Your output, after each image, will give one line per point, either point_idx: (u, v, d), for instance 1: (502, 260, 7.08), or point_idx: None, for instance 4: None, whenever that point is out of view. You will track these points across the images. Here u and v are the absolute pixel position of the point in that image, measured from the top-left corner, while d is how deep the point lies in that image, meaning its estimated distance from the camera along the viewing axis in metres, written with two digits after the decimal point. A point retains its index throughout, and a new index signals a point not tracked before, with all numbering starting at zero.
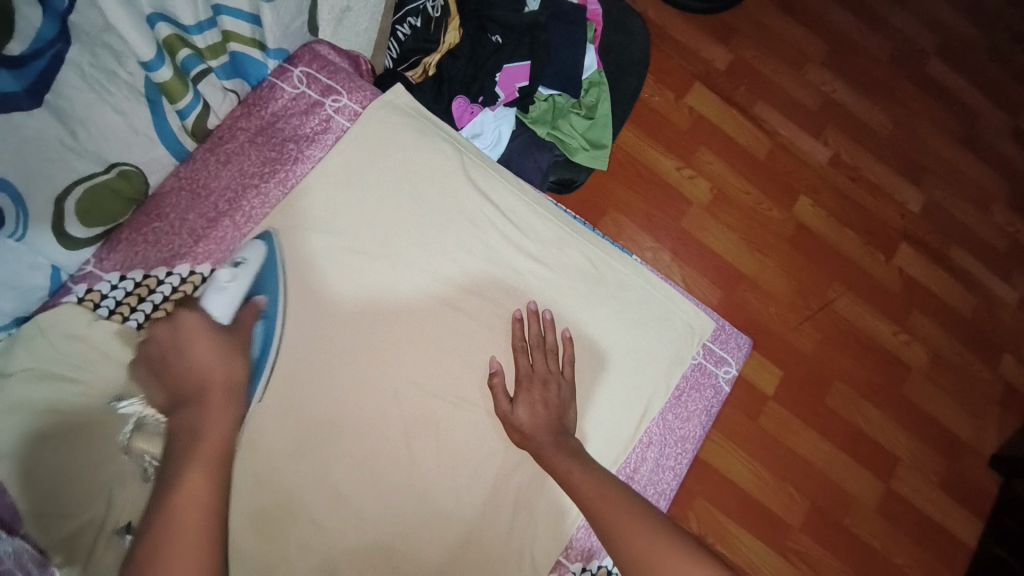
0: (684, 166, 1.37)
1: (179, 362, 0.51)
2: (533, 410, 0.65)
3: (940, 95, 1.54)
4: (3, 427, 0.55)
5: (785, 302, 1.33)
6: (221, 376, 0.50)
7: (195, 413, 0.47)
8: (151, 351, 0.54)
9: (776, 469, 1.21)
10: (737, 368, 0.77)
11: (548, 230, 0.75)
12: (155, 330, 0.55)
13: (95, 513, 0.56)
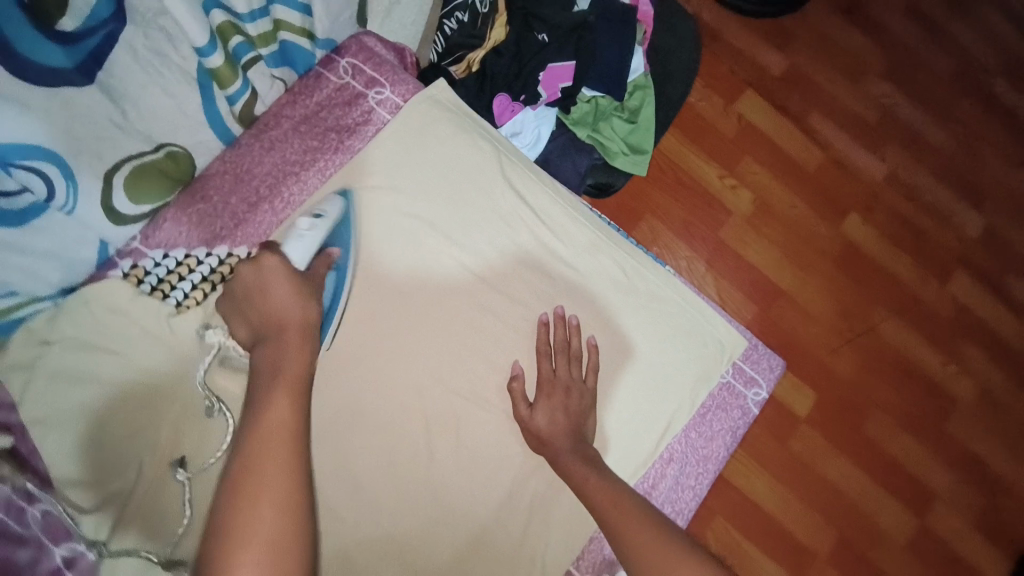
0: (727, 175, 1.33)
1: (263, 302, 0.56)
2: (552, 417, 0.64)
3: (1012, 115, 1.45)
4: (48, 394, 0.58)
5: (824, 324, 1.27)
6: (299, 317, 0.55)
7: (273, 352, 0.52)
8: (235, 289, 0.59)
9: (803, 496, 1.17)
10: (767, 391, 0.75)
11: (582, 237, 0.73)
12: (241, 270, 0.59)
13: (143, 461, 0.60)
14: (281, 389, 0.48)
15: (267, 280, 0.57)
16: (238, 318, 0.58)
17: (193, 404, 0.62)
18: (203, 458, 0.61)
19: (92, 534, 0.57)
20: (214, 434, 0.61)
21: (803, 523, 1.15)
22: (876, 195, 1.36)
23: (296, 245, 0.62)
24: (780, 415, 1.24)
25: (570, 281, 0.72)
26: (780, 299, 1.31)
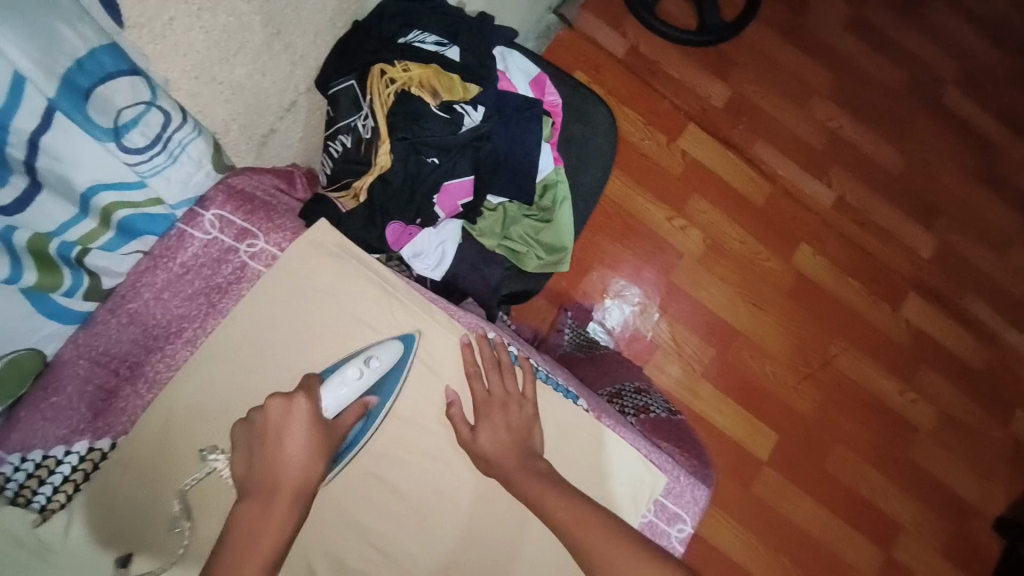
0: (674, 216, 1.52)
1: (273, 455, 0.55)
2: (495, 436, 0.66)
3: (962, 131, 1.66)
4: None
5: (784, 362, 1.49)
6: (295, 477, 0.55)
7: (257, 513, 0.53)
8: (257, 425, 0.57)
9: (773, 540, 1.41)
10: (691, 526, 0.71)
11: (495, 391, 0.67)
12: (268, 404, 0.58)
13: None
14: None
15: (286, 428, 0.56)
16: (240, 454, 0.57)
17: (155, 518, 0.61)
18: (152, 568, 0.60)
19: None
20: (167, 545, 0.61)
21: (752, 539, 1.40)
22: (828, 225, 1.57)
23: (332, 391, 0.60)
24: (745, 457, 1.44)
25: (473, 444, 0.66)
26: (738, 338, 1.49)
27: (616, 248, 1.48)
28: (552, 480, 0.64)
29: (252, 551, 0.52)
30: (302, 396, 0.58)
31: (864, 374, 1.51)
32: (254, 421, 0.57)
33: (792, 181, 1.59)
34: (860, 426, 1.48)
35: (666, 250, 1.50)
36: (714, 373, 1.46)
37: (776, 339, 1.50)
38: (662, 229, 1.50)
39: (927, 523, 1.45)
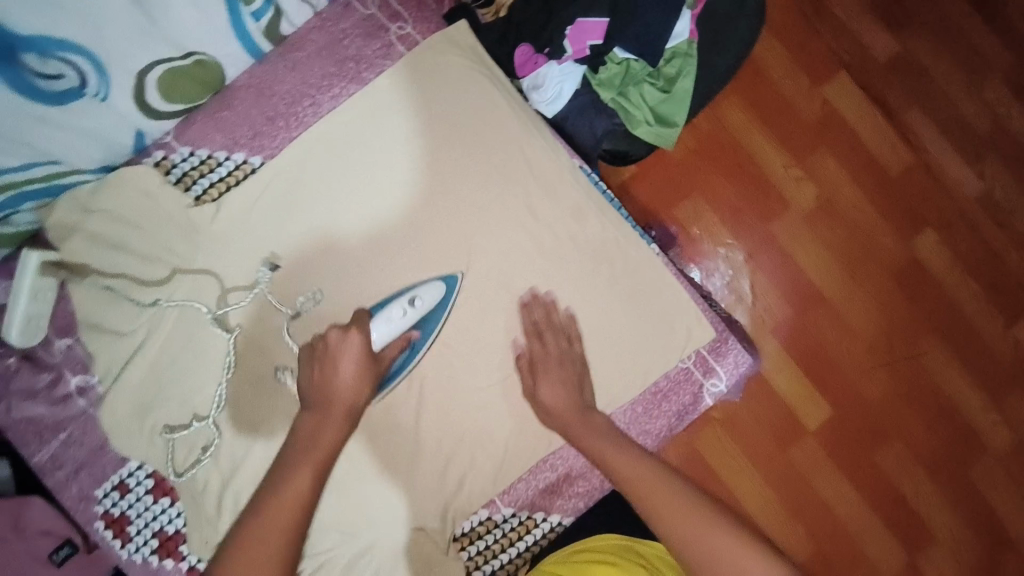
0: (794, 165, 1.45)
1: (332, 372, 0.65)
2: (556, 390, 0.70)
3: None
4: (99, 222, 0.72)
5: (863, 342, 1.45)
6: (348, 396, 0.64)
7: (317, 419, 0.63)
8: (319, 349, 0.66)
9: (792, 507, 1.42)
10: (725, 387, 0.74)
11: (551, 349, 0.71)
12: (328, 332, 0.67)
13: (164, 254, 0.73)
14: (309, 458, 0.60)
15: (347, 352, 0.65)
16: (307, 366, 0.66)
17: (264, 198, 0.73)
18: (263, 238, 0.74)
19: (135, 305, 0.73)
20: (276, 222, 0.74)
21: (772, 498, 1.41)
22: (962, 217, 1.47)
23: (382, 321, 0.68)
24: (788, 424, 1.44)
25: (535, 397, 0.71)
26: (819, 305, 1.45)
27: (718, 182, 1.44)
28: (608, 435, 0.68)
29: (324, 441, 0.62)
30: (354, 329, 0.66)
31: (950, 379, 1.45)
32: (317, 345, 0.67)
33: (937, 159, 1.48)
34: (926, 428, 1.44)
35: (776, 199, 1.44)
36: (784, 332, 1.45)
37: (863, 318, 1.45)
38: (775, 176, 1.44)
39: (967, 543, 1.42)
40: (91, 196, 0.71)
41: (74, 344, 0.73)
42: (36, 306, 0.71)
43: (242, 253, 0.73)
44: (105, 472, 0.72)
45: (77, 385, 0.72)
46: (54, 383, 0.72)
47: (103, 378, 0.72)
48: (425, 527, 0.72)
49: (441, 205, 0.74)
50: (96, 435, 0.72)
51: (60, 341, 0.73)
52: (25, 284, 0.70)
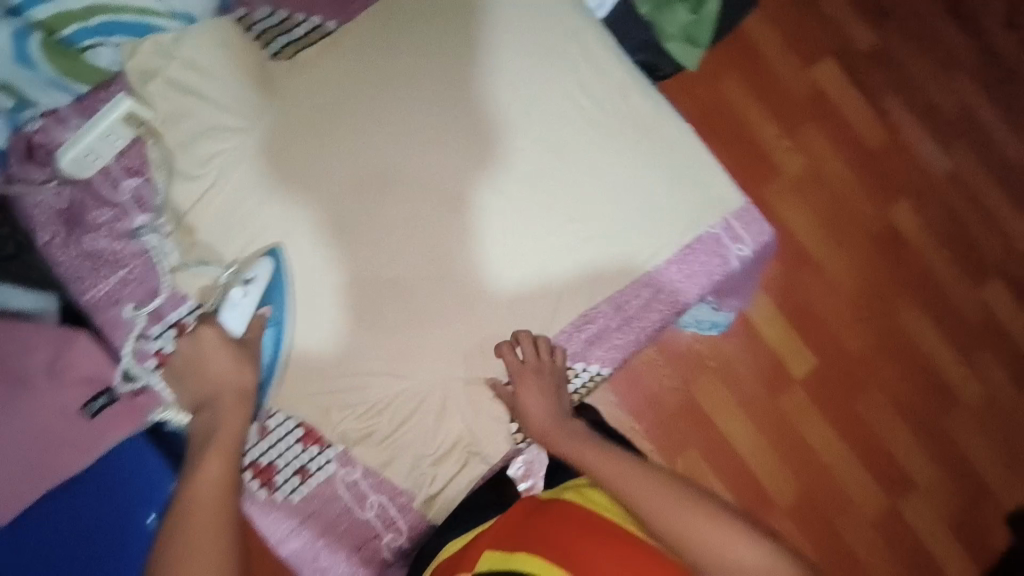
0: (784, 136, 1.57)
1: (206, 374, 0.69)
2: (538, 396, 0.77)
3: None
4: (177, 69, 0.75)
5: (846, 300, 1.55)
6: (229, 383, 0.68)
7: (210, 417, 0.66)
8: (178, 362, 0.71)
9: (782, 454, 1.48)
10: (750, 251, 0.84)
11: (525, 361, 0.77)
12: (181, 344, 0.72)
13: (237, 101, 0.75)
14: (218, 454, 0.62)
15: (205, 349, 0.70)
16: (179, 383, 0.71)
17: (338, 56, 0.79)
18: (334, 92, 0.77)
19: (203, 149, 0.74)
20: (347, 79, 0.78)
21: (763, 445, 1.48)
22: (933, 191, 1.61)
23: (229, 314, 0.73)
24: (779, 373, 1.51)
25: (518, 407, 0.78)
26: (807, 264, 1.55)
27: (718, 146, 1.54)
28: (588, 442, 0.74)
29: (221, 437, 0.63)
30: (200, 326, 0.71)
31: (923, 337, 1.56)
32: (178, 357, 0.72)
33: (910, 139, 1.62)
34: (904, 382, 1.54)
35: (768, 164, 1.56)
36: (776, 289, 1.54)
37: (846, 277, 1.56)
38: (768, 144, 1.56)
39: (944, 492, 1.50)
40: (172, 45, 0.75)
41: (140, 185, 0.77)
42: (101, 145, 0.76)
43: (313, 104, 0.77)
44: (163, 310, 0.75)
45: (141, 223, 0.77)
46: (118, 218, 0.77)
47: (168, 217, 0.75)
48: (476, 375, 0.78)
49: (504, 73, 0.80)
50: (159, 273, 0.75)
51: (126, 181, 0.77)
52: (106, 121, 0.75)
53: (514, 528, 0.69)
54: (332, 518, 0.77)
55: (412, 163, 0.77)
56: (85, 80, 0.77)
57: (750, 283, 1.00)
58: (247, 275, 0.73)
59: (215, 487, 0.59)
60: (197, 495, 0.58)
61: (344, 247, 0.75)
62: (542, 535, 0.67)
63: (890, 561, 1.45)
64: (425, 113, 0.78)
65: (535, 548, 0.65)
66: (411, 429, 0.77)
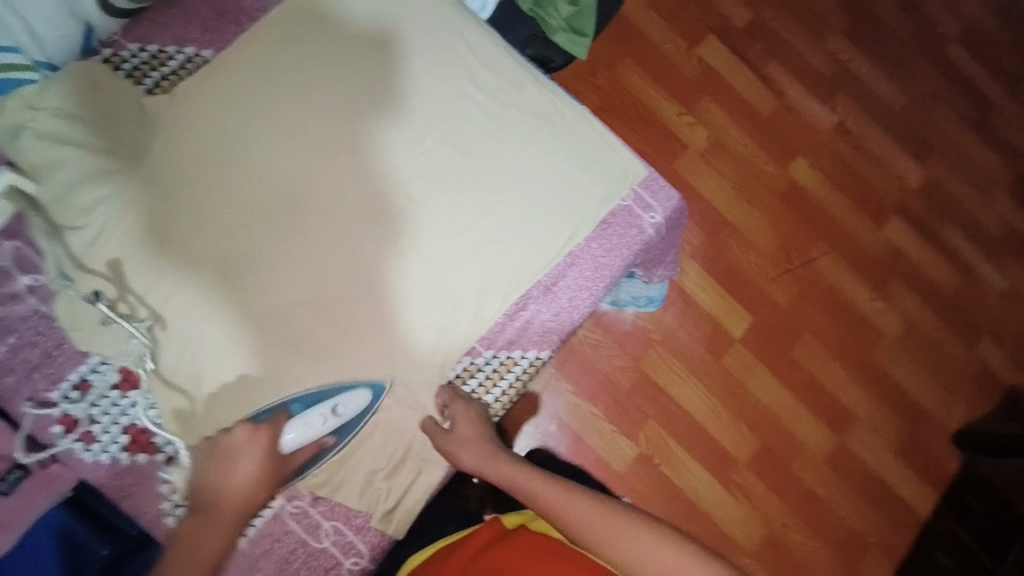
0: (685, 113, 1.66)
1: (232, 474, 0.68)
2: (479, 451, 0.76)
3: (957, 84, 1.84)
4: (47, 120, 0.72)
5: (766, 256, 1.65)
6: (247, 499, 0.68)
7: (204, 526, 0.67)
8: (221, 446, 0.69)
9: (734, 410, 1.55)
10: (661, 217, 0.88)
11: (455, 412, 0.77)
12: (234, 429, 0.69)
13: (122, 145, 0.74)
14: (191, 568, 0.64)
15: (248, 451, 0.69)
16: (203, 463, 0.69)
17: (221, 83, 0.78)
18: (224, 120, 0.76)
19: (89, 198, 0.72)
20: (236, 106, 0.77)
21: (715, 405, 1.54)
22: (825, 144, 1.75)
23: (299, 428, 0.71)
24: (719, 335, 1.58)
25: (452, 452, 0.75)
26: (726, 229, 1.64)
27: (626, 130, 1.61)
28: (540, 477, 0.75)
29: (204, 553, 0.66)
30: (266, 429, 0.70)
31: (840, 278, 1.68)
32: (218, 441, 0.69)
33: (797, 100, 1.75)
34: (831, 323, 1.65)
35: (674, 141, 1.64)
36: (702, 257, 1.61)
37: (763, 236, 1.66)
38: (671, 122, 1.64)
39: (883, 418, 1.61)
40: (37, 97, 0.73)
41: (20, 245, 0.73)
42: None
43: (203, 135, 0.76)
44: (62, 372, 0.71)
45: (27, 284, 0.72)
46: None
47: (51, 274, 0.72)
48: (417, 385, 0.77)
49: (395, 79, 0.82)
50: (54, 333, 0.71)
51: (5, 243, 0.73)
52: None
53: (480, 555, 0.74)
54: (286, 555, 0.74)
55: (312, 181, 0.77)
56: None
57: (670, 250, 1.05)
58: (337, 407, 0.73)
59: None
60: None
61: (258, 275, 0.74)
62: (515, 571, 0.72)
63: (847, 492, 1.54)
64: (319, 130, 0.78)
65: None
66: (358, 457, 0.75)
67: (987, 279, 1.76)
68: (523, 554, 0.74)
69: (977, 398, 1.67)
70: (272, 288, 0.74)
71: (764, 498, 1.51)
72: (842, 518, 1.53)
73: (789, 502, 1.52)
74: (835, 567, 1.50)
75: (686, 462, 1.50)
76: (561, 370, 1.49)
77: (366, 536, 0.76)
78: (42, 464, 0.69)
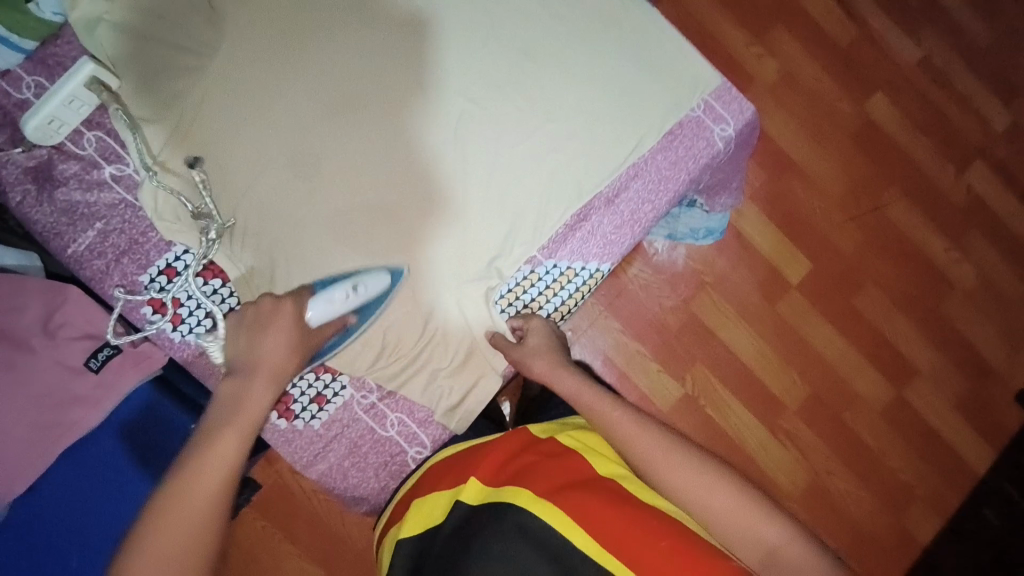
0: (754, 44, 1.55)
1: (260, 342, 0.66)
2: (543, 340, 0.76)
3: None
4: (127, 16, 0.76)
5: (833, 200, 1.54)
6: (272, 363, 0.65)
7: (242, 385, 0.63)
8: (250, 313, 0.68)
9: (788, 357, 1.48)
10: (733, 131, 0.83)
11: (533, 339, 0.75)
12: (261, 300, 0.69)
13: (190, 40, 0.75)
14: (238, 425, 0.60)
15: (272, 319, 0.67)
16: (232, 332, 0.68)
17: None
18: (288, 16, 0.76)
19: (165, 92, 0.75)
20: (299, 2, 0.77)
21: (767, 351, 1.47)
22: (907, 80, 1.60)
23: (319, 305, 0.69)
24: (777, 280, 1.50)
25: (525, 356, 0.74)
26: (792, 170, 1.54)
27: None
28: (611, 401, 0.69)
29: (246, 412, 0.61)
30: (290, 301, 0.68)
31: (912, 226, 1.57)
32: (249, 309, 0.69)
33: (879, 31, 1.60)
34: (897, 272, 1.55)
35: (741, 74, 1.53)
36: (763, 198, 1.52)
37: (831, 178, 1.55)
38: (739, 53, 1.53)
39: (947, 375, 1.53)
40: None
41: (104, 136, 0.78)
42: (67, 113, 0.75)
43: (265, 30, 0.76)
44: (149, 257, 0.76)
45: (111, 173, 0.77)
46: (86, 170, 0.76)
47: (135, 165, 0.77)
48: (478, 290, 0.77)
49: None
50: (138, 223, 0.76)
51: (89, 133, 0.77)
52: (66, 88, 0.74)
53: (510, 458, 0.68)
54: (355, 439, 0.79)
55: (372, 79, 0.76)
56: (32, 36, 0.77)
57: (736, 175, 1.01)
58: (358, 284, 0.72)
59: (219, 469, 0.57)
60: (200, 469, 0.57)
61: (323, 179, 0.75)
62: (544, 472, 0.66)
63: (901, 447, 1.47)
64: (380, 24, 0.77)
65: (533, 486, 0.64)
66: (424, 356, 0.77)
67: None
68: (554, 460, 0.67)
69: None
70: (333, 188, 0.75)
71: (812, 447, 1.45)
72: (895, 473, 1.47)
73: (839, 454, 1.46)
74: (882, 518, 1.45)
75: (732, 407, 1.44)
76: (610, 310, 1.45)
77: (428, 430, 0.81)
78: (133, 343, 0.77)
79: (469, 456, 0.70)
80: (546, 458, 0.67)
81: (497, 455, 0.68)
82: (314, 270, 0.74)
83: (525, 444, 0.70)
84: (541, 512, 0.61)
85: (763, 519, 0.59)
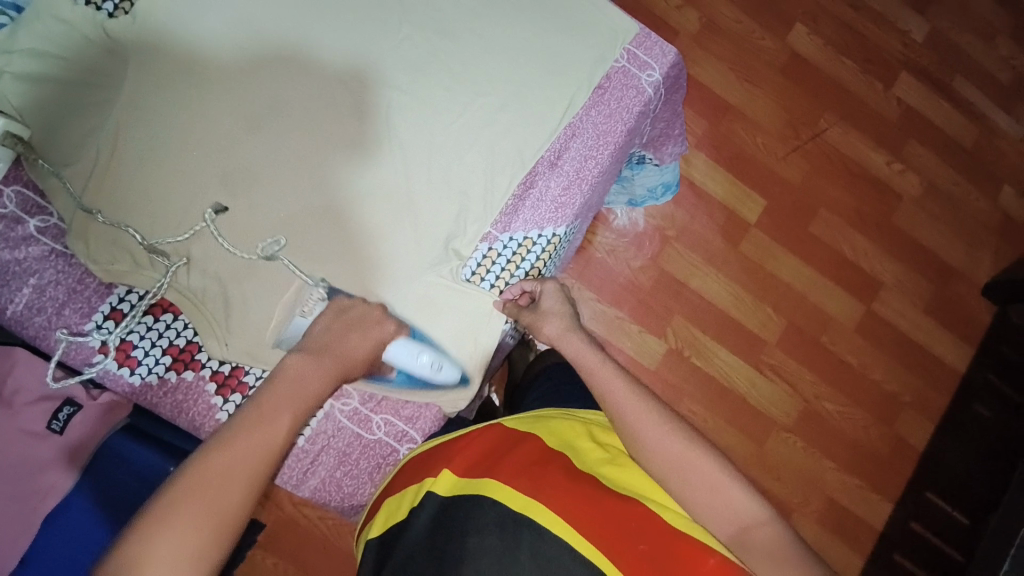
0: None
1: (348, 339, 0.66)
2: (557, 299, 0.78)
3: None
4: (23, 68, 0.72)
5: (774, 135, 1.58)
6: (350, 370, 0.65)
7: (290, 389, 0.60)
8: (345, 313, 0.67)
9: (760, 293, 1.51)
10: (660, 76, 0.84)
11: (548, 295, 0.78)
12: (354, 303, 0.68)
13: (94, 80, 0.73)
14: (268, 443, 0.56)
15: (363, 323, 0.67)
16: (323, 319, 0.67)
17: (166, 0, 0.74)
18: (186, 37, 0.73)
19: (80, 139, 0.72)
20: (192, 20, 0.74)
21: (739, 291, 1.50)
22: (823, 8, 1.64)
23: (404, 350, 0.70)
24: (735, 221, 1.52)
25: (535, 316, 0.76)
26: (730, 113, 1.56)
27: None
28: (610, 373, 0.69)
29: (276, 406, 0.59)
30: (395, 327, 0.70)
31: (853, 147, 1.61)
32: (347, 306, 0.68)
33: None
34: (847, 193, 1.59)
35: (665, 28, 1.55)
36: (708, 144, 1.54)
37: (768, 114, 1.58)
38: (659, 10, 1.55)
39: (912, 281, 1.58)
40: (11, 43, 0.73)
41: (24, 189, 0.74)
42: None
43: (166, 55, 0.73)
44: (93, 304, 0.73)
45: (37, 226, 0.74)
46: (10, 227, 0.73)
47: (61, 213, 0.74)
48: (447, 275, 0.76)
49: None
50: (74, 269, 0.74)
51: (8, 189, 0.73)
52: None
53: (481, 453, 0.65)
54: (343, 449, 0.78)
55: (295, 88, 0.75)
56: None
57: (676, 123, 1.03)
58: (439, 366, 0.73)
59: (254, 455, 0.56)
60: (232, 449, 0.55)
61: (269, 196, 0.73)
62: (512, 464, 0.63)
63: (880, 358, 1.52)
64: (285, 28, 0.75)
65: (507, 479, 0.60)
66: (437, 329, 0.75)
67: (1005, 127, 1.69)
68: (521, 450, 0.64)
69: (1005, 249, 1.63)
70: (278, 202, 0.73)
71: (797, 375, 1.49)
72: (879, 385, 1.52)
73: (824, 375, 1.50)
74: (874, 429, 1.50)
75: (715, 350, 1.47)
76: (581, 281, 1.45)
77: (417, 425, 0.79)
78: (94, 397, 0.76)
79: (442, 455, 0.67)
80: (522, 454, 0.64)
81: (473, 453, 0.65)
82: (281, 288, 0.72)
83: (502, 441, 0.66)
84: (507, 499, 0.58)
85: (740, 499, 0.59)
